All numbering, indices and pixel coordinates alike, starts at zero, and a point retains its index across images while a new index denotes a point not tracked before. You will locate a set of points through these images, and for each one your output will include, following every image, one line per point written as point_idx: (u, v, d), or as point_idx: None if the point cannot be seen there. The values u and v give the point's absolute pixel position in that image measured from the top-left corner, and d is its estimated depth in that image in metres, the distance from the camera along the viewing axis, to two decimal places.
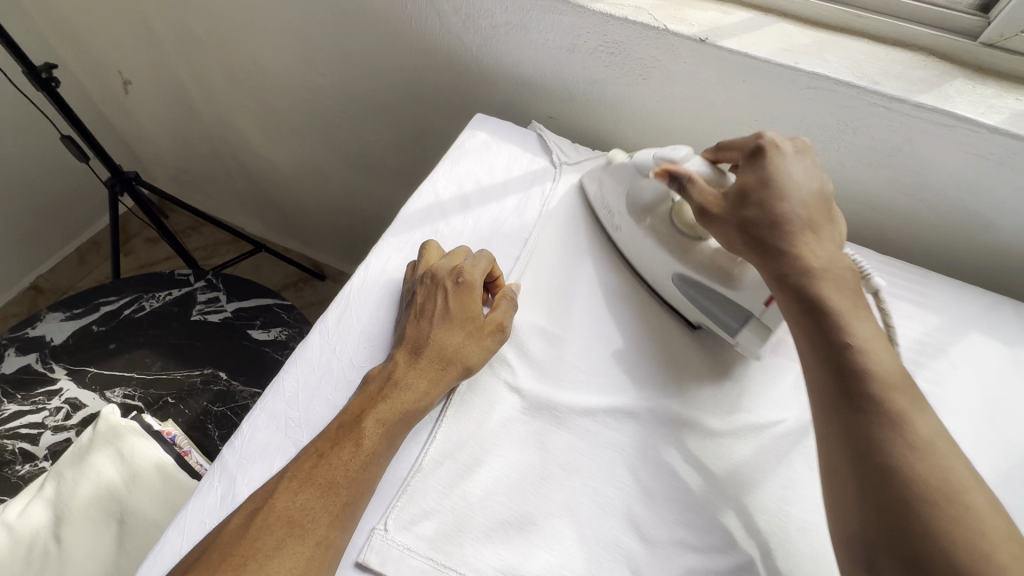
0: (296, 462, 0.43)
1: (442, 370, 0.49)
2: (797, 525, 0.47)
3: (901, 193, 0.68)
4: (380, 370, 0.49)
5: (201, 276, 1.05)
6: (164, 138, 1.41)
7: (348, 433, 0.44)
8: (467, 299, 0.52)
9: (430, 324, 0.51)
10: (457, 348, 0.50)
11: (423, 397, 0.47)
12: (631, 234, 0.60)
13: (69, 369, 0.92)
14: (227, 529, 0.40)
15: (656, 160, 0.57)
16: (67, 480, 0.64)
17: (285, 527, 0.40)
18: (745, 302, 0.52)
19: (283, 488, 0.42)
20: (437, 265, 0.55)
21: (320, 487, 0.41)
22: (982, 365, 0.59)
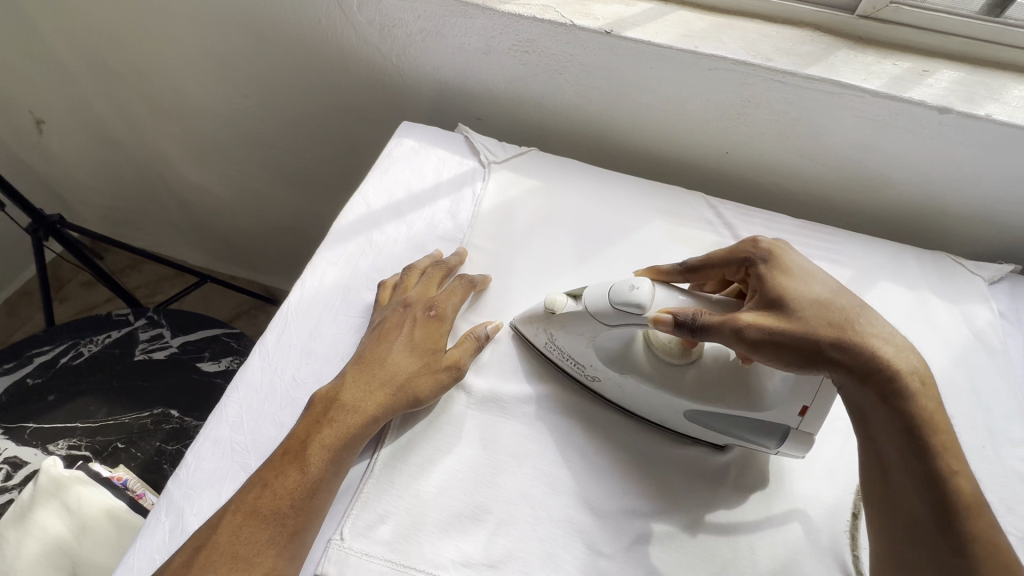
0: (240, 493, 0.43)
1: (393, 395, 0.49)
2: (736, 478, 0.50)
3: (807, 159, 0.73)
4: (327, 392, 0.49)
5: (141, 314, 1.02)
6: (88, 175, 1.35)
7: (293, 461, 0.44)
8: (429, 330, 0.53)
9: (388, 349, 0.51)
10: (410, 374, 0.50)
11: (370, 419, 0.47)
12: (616, 385, 0.51)
13: (5, 427, 0.87)
14: (169, 568, 0.40)
15: (618, 308, 0.47)
16: (10, 541, 0.61)
17: (229, 562, 0.40)
18: (777, 421, 0.47)
19: (226, 522, 0.41)
20: (411, 293, 0.56)
21: (264, 519, 0.42)
22: (892, 310, 0.64)
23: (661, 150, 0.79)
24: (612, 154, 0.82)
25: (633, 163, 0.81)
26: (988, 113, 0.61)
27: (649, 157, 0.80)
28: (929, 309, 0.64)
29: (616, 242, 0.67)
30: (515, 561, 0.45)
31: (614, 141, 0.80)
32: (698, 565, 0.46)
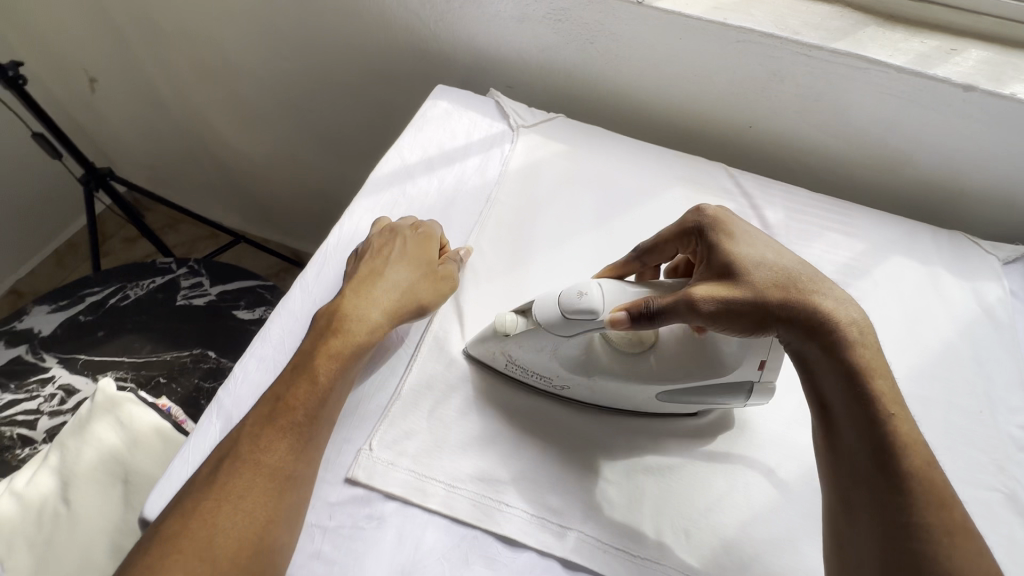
0: (258, 407, 0.47)
1: (395, 303, 0.54)
2: (737, 423, 0.53)
3: (829, 135, 0.74)
4: (330, 310, 0.53)
5: (183, 263, 1.08)
6: (134, 134, 1.41)
7: (303, 372, 0.48)
8: (417, 245, 0.58)
9: (384, 266, 0.56)
10: (411, 288, 0.55)
11: (375, 326, 0.53)
12: (585, 386, 0.52)
13: (60, 358, 0.94)
14: (197, 478, 0.44)
15: (576, 319, 0.47)
16: (70, 449, 0.68)
17: (252, 464, 0.44)
18: (746, 380, 0.49)
19: (248, 432, 0.45)
20: (391, 224, 0.60)
21: (284, 424, 0.46)
22: (901, 282, 0.66)
23: (686, 123, 0.81)
24: (638, 125, 0.84)
25: (658, 134, 0.83)
26: (1013, 92, 0.62)
27: (673, 128, 0.82)
28: (939, 283, 0.66)
29: (636, 206, 0.69)
30: (526, 480, 0.49)
31: (640, 112, 0.82)
32: (696, 497, 0.49)
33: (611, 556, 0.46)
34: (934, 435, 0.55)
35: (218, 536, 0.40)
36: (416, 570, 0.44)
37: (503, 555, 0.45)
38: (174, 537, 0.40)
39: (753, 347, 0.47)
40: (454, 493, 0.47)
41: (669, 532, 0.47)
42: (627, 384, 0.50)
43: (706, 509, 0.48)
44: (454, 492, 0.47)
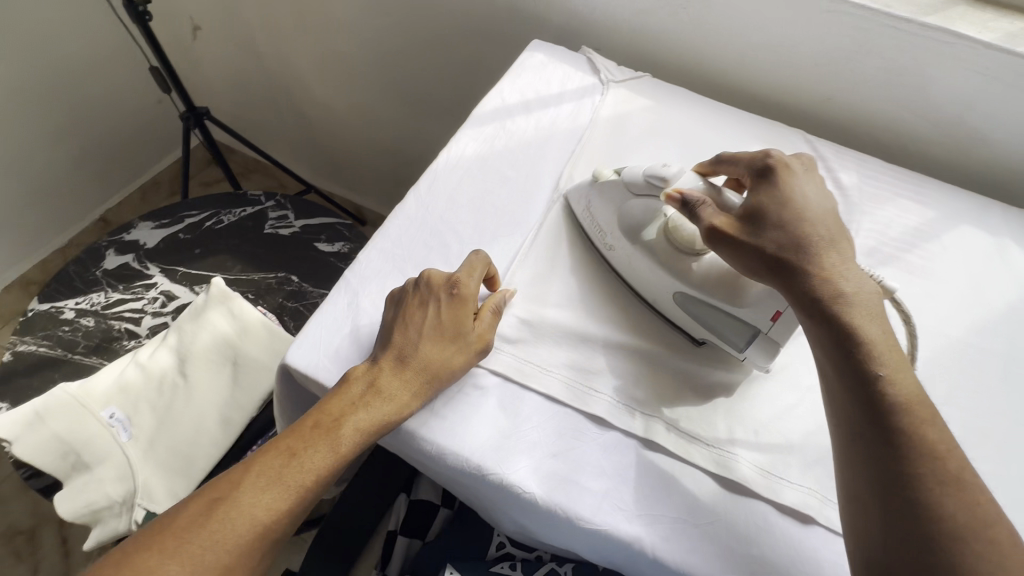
0: (266, 456, 0.47)
1: (429, 382, 0.50)
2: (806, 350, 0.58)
3: (908, 111, 0.77)
4: (363, 373, 0.50)
5: (271, 197, 1.17)
6: (227, 82, 1.52)
7: (322, 438, 0.47)
8: (463, 311, 0.53)
9: (420, 331, 0.51)
10: (448, 362, 0.51)
11: (403, 406, 0.49)
12: (625, 257, 0.59)
13: (162, 267, 1.04)
14: (186, 514, 0.45)
15: (647, 176, 0.58)
16: (187, 331, 0.76)
17: (244, 522, 0.44)
18: (750, 318, 0.53)
19: (249, 484, 0.46)
20: (436, 272, 0.54)
21: (288, 485, 0.46)
22: (970, 249, 0.69)
23: (766, 91, 0.84)
24: (718, 92, 0.88)
25: (737, 102, 0.87)
26: None
27: (753, 97, 0.86)
28: (1005, 252, 0.68)
29: (716, 158, 0.74)
30: (614, 373, 0.54)
31: (722, 79, 0.86)
32: (767, 406, 0.54)
33: (688, 444, 0.51)
34: (992, 382, 0.58)
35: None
36: (514, 433, 0.50)
37: (590, 432, 0.51)
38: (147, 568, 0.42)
39: (771, 294, 0.52)
40: (550, 376, 0.53)
41: (741, 431, 0.52)
42: (652, 270, 0.56)
43: (775, 415, 0.53)
44: (549, 376, 0.53)
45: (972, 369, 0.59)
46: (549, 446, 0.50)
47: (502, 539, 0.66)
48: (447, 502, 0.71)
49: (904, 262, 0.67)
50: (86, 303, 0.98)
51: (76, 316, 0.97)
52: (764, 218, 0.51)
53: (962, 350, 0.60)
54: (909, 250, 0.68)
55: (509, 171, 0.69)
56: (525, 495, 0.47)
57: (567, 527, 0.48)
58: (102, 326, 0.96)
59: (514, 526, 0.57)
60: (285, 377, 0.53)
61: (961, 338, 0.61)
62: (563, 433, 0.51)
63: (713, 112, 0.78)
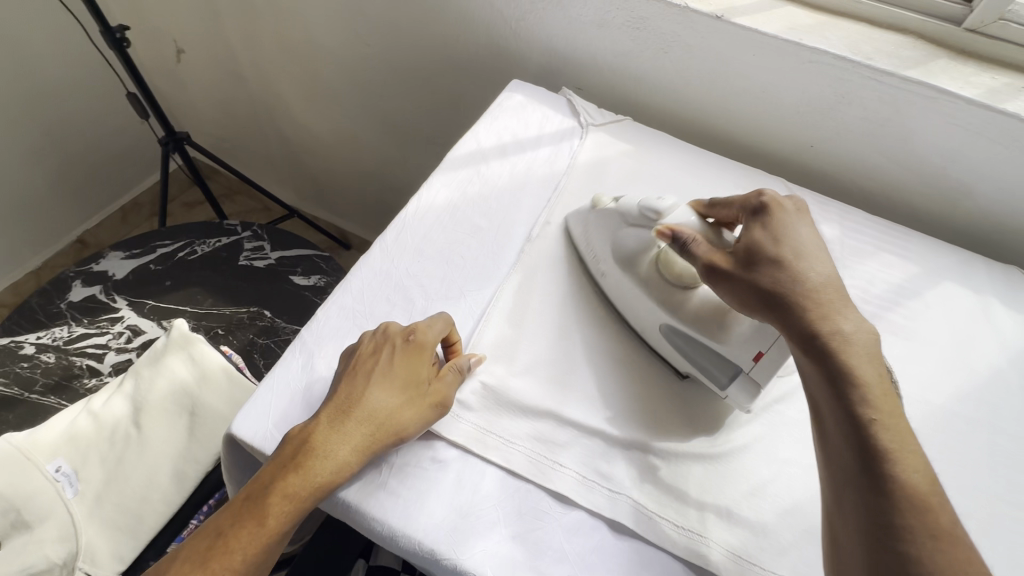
0: (198, 535, 0.45)
1: (370, 438, 0.47)
2: (782, 419, 0.55)
3: (890, 161, 0.76)
4: (299, 431, 0.47)
5: (247, 227, 1.14)
6: (210, 105, 1.50)
7: (253, 510, 0.44)
8: (411, 362, 0.51)
9: (367, 383, 0.49)
10: (393, 416, 0.48)
11: (342, 465, 0.46)
12: (617, 281, 0.59)
13: (129, 300, 1.01)
14: None
15: (642, 209, 0.58)
16: (144, 377, 0.73)
17: None
18: (734, 357, 0.52)
19: (177, 564, 0.43)
20: (393, 322, 0.53)
21: (214, 569, 0.43)
22: (953, 307, 0.67)
23: (749, 136, 0.83)
24: (700, 135, 0.86)
25: (719, 145, 0.86)
26: None
27: (736, 141, 0.84)
28: (989, 311, 0.67)
29: None
30: (580, 444, 0.52)
31: (704, 123, 0.85)
32: (742, 481, 0.51)
33: (658, 525, 0.48)
34: (975, 454, 0.56)
35: None
36: (472, 511, 0.47)
37: (554, 511, 0.48)
38: None
39: (758, 329, 0.51)
40: (512, 448, 0.51)
41: (714, 511, 0.49)
42: (640, 295, 0.57)
43: (750, 493, 0.50)
44: (511, 447, 0.51)
45: (954, 440, 0.56)
46: (507, 529, 0.47)
47: None
48: (408, 567, 0.66)
49: (885, 320, 0.65)
50: (48, 337, 0.95)
51: (36, 352, 0.93)
52: (764, 258, 0.49)
53: (944, 419, 0.58)
54: (890, 307, 0.66)
55: (481, 220, 0.66)
56: None
57: None
58: (62, 363, 0.92)
59: None
60: (232, 446, 0.51)
61: (943, 405, 0.59)
62: (524, 512, 0.48)
63: (692, 158, 0.77)
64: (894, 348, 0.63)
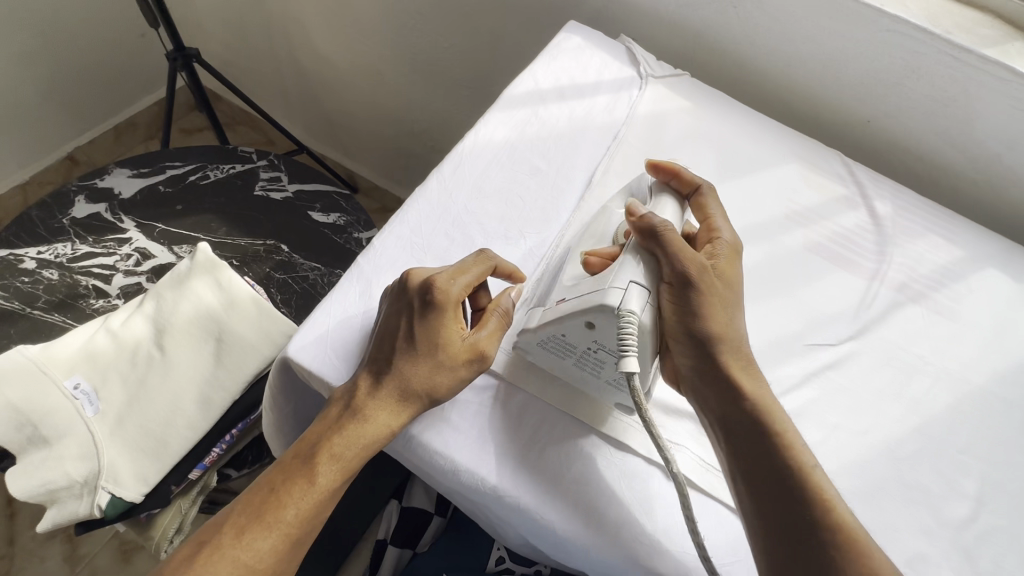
0: (247, 494, 0.44)
1: (404, 398, 0.45)
2: (831, 385, 0.56)
3: (946, 144, 0.75)
4: (341, 394, 0.46)
5: (263, 156, 1.08)
6: (220, 23, 1.40)
7: (302, 469, 0.44)
8: (439, 318, 0.46)
9: (394, 345, 0.46)
10: (426, 380, 0.45)
11: (387, 425, 0.45)
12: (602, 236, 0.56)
13: (137, 222, 0.95)
14: (172, 562, 0.43)
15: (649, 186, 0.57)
16: (167, 300, 0.70)
17: (230, 567, 0.42)
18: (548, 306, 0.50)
19: (231, 524, 0.43)
20: (416, 273, 0.47)
21: (272, 524, 0.43)
22: (995, 292, 0.67)
23: (804, 106, 0.81)
24: (754, 100, 0.84)
25: (774, 112, 0.83)
26: None
27: (791, 110, 0.82)
28: None
29: (753, 171, 0.70)
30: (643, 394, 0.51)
31: (761, 88, 0.82)
32: None
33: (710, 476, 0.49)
34: (1013, 432, 0.57)
35: None
36: (534, 449, 0.47)
37: (617, 459, 0.48)
38: None
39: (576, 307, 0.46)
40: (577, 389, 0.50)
41: None
42: None
43: None
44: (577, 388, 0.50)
45: (992, 419, 0.57)
46: (570, 472, 0.47)
47: (501, 553, 0.58)
48: (440, 510, 0.63)
49: (930, 297, 0.65)
50: (50, 253, 0.90)
51: (38, 268, 0.88)
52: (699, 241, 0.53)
53: (984, 398, 0.59)
54: (937, 288, 0.66)
55: (539, 162, 0.64)
56: (542, 521, 0.45)
57: (584, 555, 0.46)
58: (67, 281, 0.87)
59: (522, 544, 0.53)
60: (286, 368, 0.49)
61: (983, 384, 0.60)
62: (588, 459, 0.47)
63: (751, 122, 0.74)
64: (939, 326, 0.63)
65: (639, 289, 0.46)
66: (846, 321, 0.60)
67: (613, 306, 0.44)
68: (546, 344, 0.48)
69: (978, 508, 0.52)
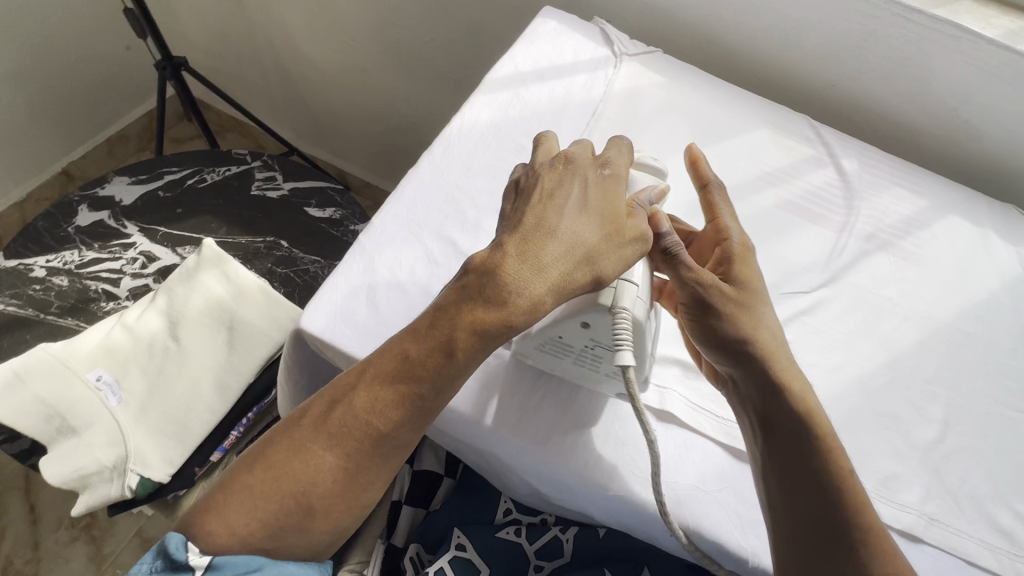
0: (380, 358, 0.47)
1: (563, 268, 0.45)
2: (807, 329, 0.60)
3: (908, 103, 0.79)
4: (485, 260, 0.46)
5: (257, 157, 1.11)
6: (205, 32, 1.43)
7: (433, 343, 0.46)
8: (606, 191, 0.49)
9: (557, 208, 0.47)
10: (575, 237, 0.46)
11: (539, 298, 0.45)
12: None
13: (140, 226, 0.99)
14: (313, 411, 0.48)
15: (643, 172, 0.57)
16: (178, 294, 0.73)
17: (360, 424, 0.47)
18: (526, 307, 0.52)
19: (365, 382, 0.47)
20: (571, 150, 0.51)
21: (401, 389, 0.46)
22: (956, 238, 0.71)
23: (773, 75, 0.85)
24: (726, 72, 0.88)
25: (744, 82, 0.87)
26: None
27: (761, 79, 0.86)
28: (989, 241, 0.72)
29: (726, 137, 0.74)
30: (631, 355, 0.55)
31: (731, 61, 0.86)
32: None
33: (698, 414, 0.53)
34: (976, 362, 0.62)
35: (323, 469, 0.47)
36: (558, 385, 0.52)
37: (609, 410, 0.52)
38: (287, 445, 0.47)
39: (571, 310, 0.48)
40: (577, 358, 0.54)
41: None
42: None
43: None
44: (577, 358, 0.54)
45: (956, 351, 0.62)
46: (568, 415, 0.52)
47: (509, 504, 0.62)
48: (450, 471, 0.66)
49: (897, 245, 0.70)
50: (59, 261, 0.93)
51: (48, 275, 0.91)
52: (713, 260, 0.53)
53: (948, 333, 0.64)
54: (903, 235, 0.70)
55: (524, 140, 0.67)
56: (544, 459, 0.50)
57: (585, 493, 0.51)
58: (77, 287, 0.91)
59: (527, 493, 0.58)
60: (299, 340, 0.53)
61: (947, 321, 0.64)
62: (590, 408, 0.52)
63: (723, 92, 0.78)
64: (905, 270, 0.67)
65: (627, 286, 0.48)
66: (818, 271, 0.65)
67: (605, 304, 0.46)
68: (543, 345, 0.50)
69: (945, 430, 0.57)
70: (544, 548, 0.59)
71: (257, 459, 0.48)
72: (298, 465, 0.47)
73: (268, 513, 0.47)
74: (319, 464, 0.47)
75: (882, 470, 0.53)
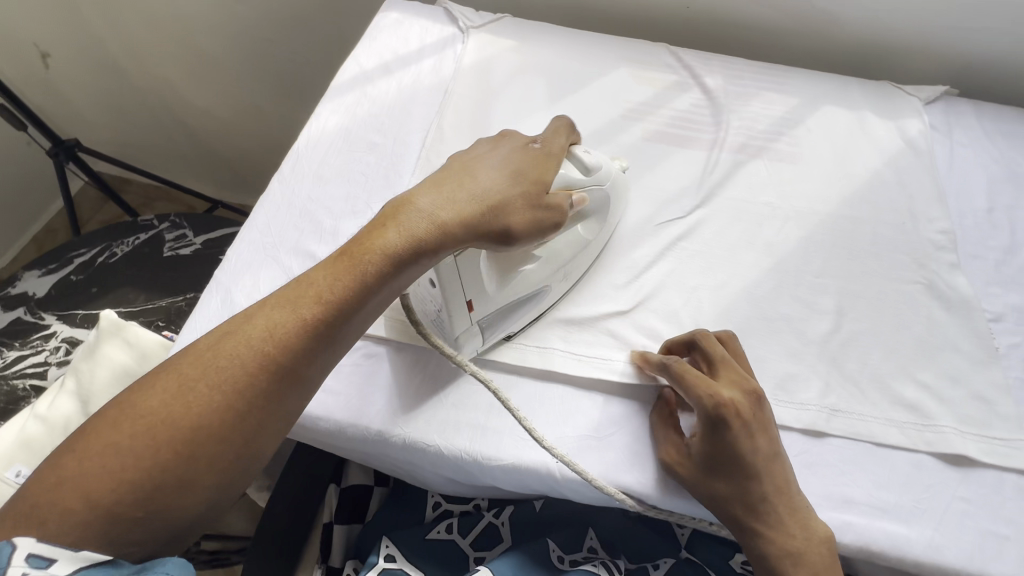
0: (288, 287, 0.44)
1: (467, 206, 0.45)
2: (688, 253, 0.60)
3: (761, 6, 0.78)
4: (396, 200, 0.45)
5: (164, 219, 1.10)
6: (98, 110, 1.42)
7: (347, 261, 0.43)
8: (538, 162, 0.49)
9: (477, 162, 0.48)
10: (491, 186, 0.46)
11: (446, 223, 0.44)
12: None
13: (58, 315, 0.98)
14: (199, 346, 0.41)
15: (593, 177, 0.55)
16: (84, 371, 0.72)
17: (253, 356, 0.40)
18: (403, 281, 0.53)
19: (265, 310, 0.42)
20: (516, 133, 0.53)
21: (308, 313, 0.42)
22: (833, 127, 0.70)
23: (628, 11, 0.83)
24: (584, 20, 0.86)
25: (604, 26, 0.86)
26: None
27: (618, 18, 0.85)
28: (867, 122, 0.70)
29: (584, 85, 0.73)
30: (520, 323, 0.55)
31: (584, 7, 0.85)
32: (655, 316, 0.56)
33: (584, 364, 0.53)
34: (864, 245, 0.61)
35: (196, 413, 0.39)
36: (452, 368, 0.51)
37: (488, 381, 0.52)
38: (158, 384, 0.40)
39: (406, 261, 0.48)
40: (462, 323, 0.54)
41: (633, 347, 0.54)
42: None
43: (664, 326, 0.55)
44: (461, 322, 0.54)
45: (843, 239, 0.61)
46: (449, 399, 0.51)
47: (438, 498, 0.63)
48: (380, 479, 0.67)
49: (772, 148, 0.68)
50: None
51: None
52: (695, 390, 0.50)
53: (834, 223, 0.63)
54: (777, 138, 0.69)
55: (376, 137, 0.67)
56: (431, 449, 0.49)
57: (482, 471, 0.50)
58: (4, 388, 0.90)
59: (444, 483, 0.57)
60: None
61: (831, 211, 0.63)
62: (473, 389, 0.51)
63: (575, 40, 0.77)
64: (782, 172, 0.66)
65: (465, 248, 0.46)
66: (694, 194, 0.64)
67: None
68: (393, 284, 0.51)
69: (839, 319, 0.56)
70: (479, 537, 0.59)
71: (121, 407, 0.39)
72: (160, 407, 0.39)
73: (134, 475, 0.37)
74: (193, 403, 0.39)
75: (778, 373, 0.53)
